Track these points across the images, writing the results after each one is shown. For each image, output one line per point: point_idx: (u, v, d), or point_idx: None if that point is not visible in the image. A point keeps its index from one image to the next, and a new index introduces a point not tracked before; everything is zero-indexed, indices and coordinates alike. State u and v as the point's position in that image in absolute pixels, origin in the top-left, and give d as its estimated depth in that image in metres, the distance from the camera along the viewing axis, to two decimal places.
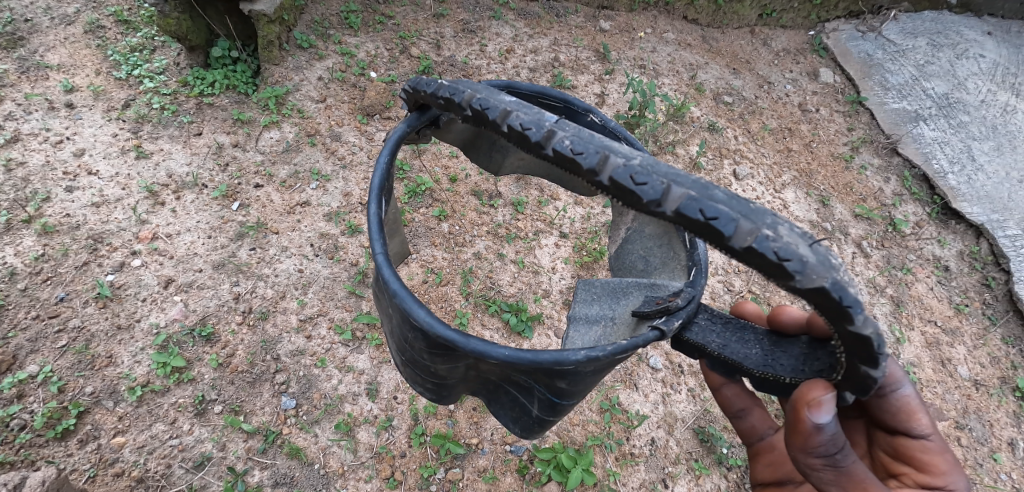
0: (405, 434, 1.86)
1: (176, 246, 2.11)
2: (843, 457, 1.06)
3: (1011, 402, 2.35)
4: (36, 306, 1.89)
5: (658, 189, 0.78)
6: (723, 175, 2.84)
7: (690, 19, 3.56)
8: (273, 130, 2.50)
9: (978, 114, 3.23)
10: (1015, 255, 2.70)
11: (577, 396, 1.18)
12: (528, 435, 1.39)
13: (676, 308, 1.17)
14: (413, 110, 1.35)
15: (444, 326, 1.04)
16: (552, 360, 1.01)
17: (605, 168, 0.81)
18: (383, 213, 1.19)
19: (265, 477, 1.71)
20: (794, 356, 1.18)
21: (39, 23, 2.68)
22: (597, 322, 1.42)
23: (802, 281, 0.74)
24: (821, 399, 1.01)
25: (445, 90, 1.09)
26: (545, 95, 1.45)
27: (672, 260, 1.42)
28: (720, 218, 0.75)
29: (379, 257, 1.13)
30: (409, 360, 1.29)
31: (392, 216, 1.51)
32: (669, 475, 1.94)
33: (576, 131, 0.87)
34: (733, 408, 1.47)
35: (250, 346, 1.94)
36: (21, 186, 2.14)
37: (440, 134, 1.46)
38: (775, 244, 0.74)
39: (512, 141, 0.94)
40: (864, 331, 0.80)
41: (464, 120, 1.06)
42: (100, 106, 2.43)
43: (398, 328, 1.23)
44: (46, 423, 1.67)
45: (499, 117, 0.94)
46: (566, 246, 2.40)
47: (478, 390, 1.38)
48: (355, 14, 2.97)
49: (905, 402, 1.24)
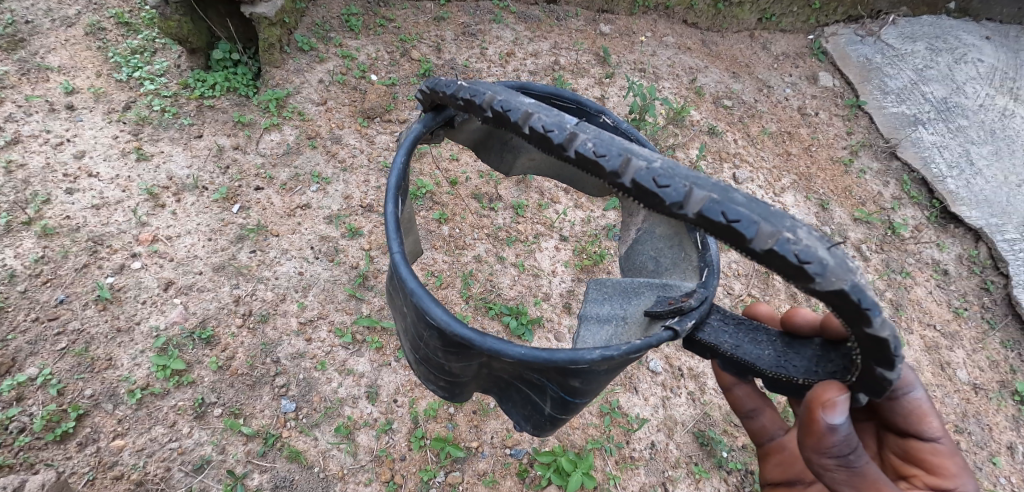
0: (404, 437, 1.86)
1: (176, 248, 2.11)
2: (856, 459, 1.06)
3: (1009, 406, 2.36)
4: (36, 309, 1.88)
5: (681, 191, 0.78)
6: (723, 178, 2.84)
7: (689, 23, 3.57)
8: (274, 133, 2.51)
9: (976, 119, 3.24)
10: (1013, 260, 2.72)
11: (589, 394, 1.18)
12: (538, 432, 1.39)
13: (689, 309, 1.17)
14: (428, 110, 1.34)
15: (459, 324, 1.04)
16: (567, 359, 1.01)
17: (627, 170, 0.82)
18: (400, 212, 1.19)
19: (265, 480, 1.71)
20: (806, 357, 1.19)
21: (39, 25, 2.68)
22: (608, 321, 1.43)
23: (822, 284, 0.74)
24: (835, 400, 1.01)
25: (466, 91, 1.09)
26: (558, 96, 1.44)
27: (684, 262, 1.40)
28: (741, 220, 0.75)
29: (396, 256, 1.12)
30: (423, 357, 1.28)
31: (407, 216, 1.50)
32: (669, 479, 1.94)
33: (598, 134, 0.88)
34: (745, 408, 1.47)
35: (250, 349, 1.93)
36: (21, 187, 2.13)
37: (453, 134, 1.45)
38: (796, 246, 0.74)
39: (533, 143, 0.95)
40: (881, 333, 0.80)
41: (484, 121, 1.06)
42: (101, 108, 2.43)
43: (413, 325, 1.22)
44: (45, 425, 1.66)
45: (521, 119, 0.95)
46: (566, 250, 2.40)
47: (489, 387, 1.38)
48: (355, 17, 2.97)
49: (916, 406, 1.24)
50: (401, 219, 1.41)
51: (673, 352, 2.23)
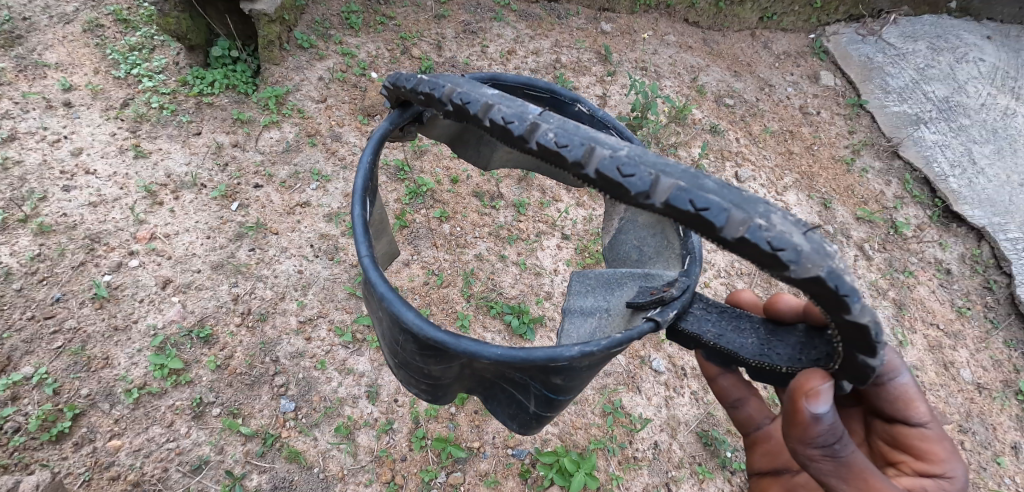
0: (406, 437, 1.84)
1: (174, 246, 2.09)
2: (842, 448, 1.04)
3: (1014, 406, 2.34)
4: (31, 307, 1.86)
5: (646, 180, 0.76)
6: (725, 177, 2.82)
7: (691, 21, 3.56)
8: (273, 131, 2.49)
9: (978, 118, 3.23)
10: (1016, 259, 2.70)
11: (573, 390, 1.16)
12: (525, 431, 1.36)
13: (671, 299, 1.15)
14: (395, 106, 1.30)
15: (433, 328, 1.01)
16: (546, 357, 0.98)
17: (591, 160, 0.79)
18: (367, 214, 1.15)
19: (264, 481, 1.68)
20: (791, 345, 1.17)
21: (37, 22, 2.65)
22: (592, 313, 1.42)
23: (797, 271, 0.73)
24: (818, 388, 1.01)
25: (425, 85, 1.05)
26: (530, 86, 1.42)
27: (667, 250, 1.41)
28: (711, 208, 0.73)
29: (365, 259, 1.09)
30: (402, 362, 1.24)
31: (380, 218, 1.44)
32: (673, 479, 1.92)
33: (561, 123, 0.84)
34: (730, 398, 1.44)
35: (249, 348, 1.91)
36: (17, 185, 2.11)
37: (426, 129, 1.42)
38: (768, 234, 0.72)
39: (493, 136, 0.91)
40: (862, 320, 0.79)
41: (445, 115, 1.02)
42: (99, 106, 2.41)
43: (389, 330, 1.19)
44: (40, 425, 1.63)
45: (480, 110, 0.91)
46: (568, 248, 2.38)
47: (474, 388, 1.34)
48: (355, 14, 2.95)
49: (903, 391, 1.22)
50: (371, 222, 1.36)
51: (676, 351, 2.21)
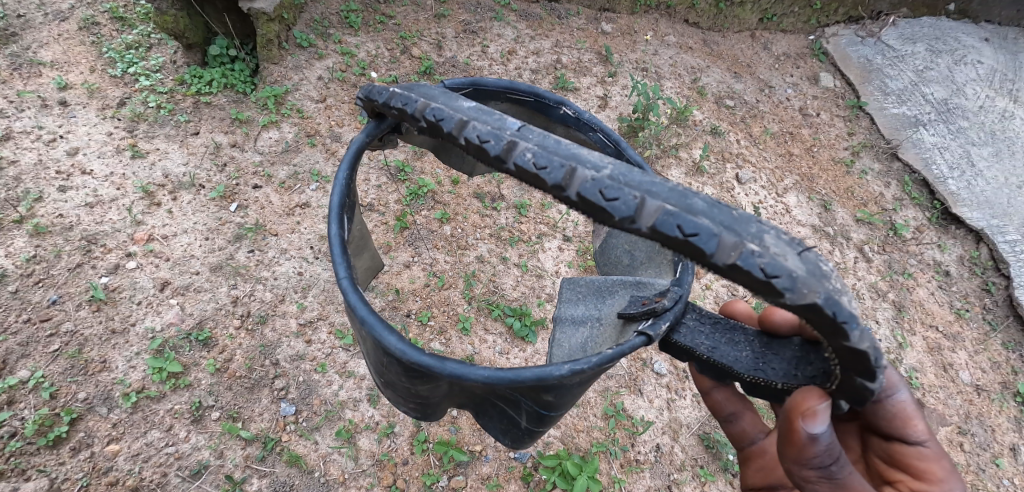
0: (407, 440, 1.83)
1: (172, 247, 2.06)
2: (838, 470, 1.04)
3: (1011, 408, 2.35)
4: (27, 310, 1.83)
5: (631, 204, 0.74)
6: (726, 179, 2.82)
7: (691, 22, 3.55)
8: (272, 130, 2.46)
9: (976, 120, 3.25)
10: (1014, 261, 2.72)
11: (563, 406, 1.15)
12: (517, 445, 1.35)
13: (662, 310, 1.13)
14: (371, 118, 1.24)
15: (417, 351, 0.99)
16: (534, 377, 0.97)
17: (573, 182, 0.77)
18: (345, 233, 1.12)
19: (264, 485, 1.66)
20: (785, 359, 1.16)
21: (31, 19, 2.62)
22: (584, 323, 1.42)
23: (793, 298, 0.71)
24: (816, 408, 1.00)
25: (397, 99, 1.02)
26: (513, 90, 1.40)
27: (658, 257, 1.40)
28: (700, 234, 0.71)
29: (344, 282, 1.06)
30: (388, 381, 1.22)
31: (360, 234, 1.40)
32: (675, 482, 1.92)
33: (541, 141, 0.82)
34: (724, 412, 1.44)
35: (248, 351, 1.89)
36: (12, 185, 2.08)
37: (407, 136, 1.36)
38: (761, 259, 0.71)
39: (469, 154, 0.89)
40: (860, 346, 0.78)
41: (419, 131, 1.00)
42: (94, 104, 2.38)
43: (372, 351, 1.17)
44: (37, 430, 1.61)
45: (455, 128, 0.89)
46: (569, 250, 2.37)
47: (465, 404, 1.31)
48: (355, 13, 2.93)
49: (900, 408, 1.21)
50: (350, 240, 1.33)
51: None
